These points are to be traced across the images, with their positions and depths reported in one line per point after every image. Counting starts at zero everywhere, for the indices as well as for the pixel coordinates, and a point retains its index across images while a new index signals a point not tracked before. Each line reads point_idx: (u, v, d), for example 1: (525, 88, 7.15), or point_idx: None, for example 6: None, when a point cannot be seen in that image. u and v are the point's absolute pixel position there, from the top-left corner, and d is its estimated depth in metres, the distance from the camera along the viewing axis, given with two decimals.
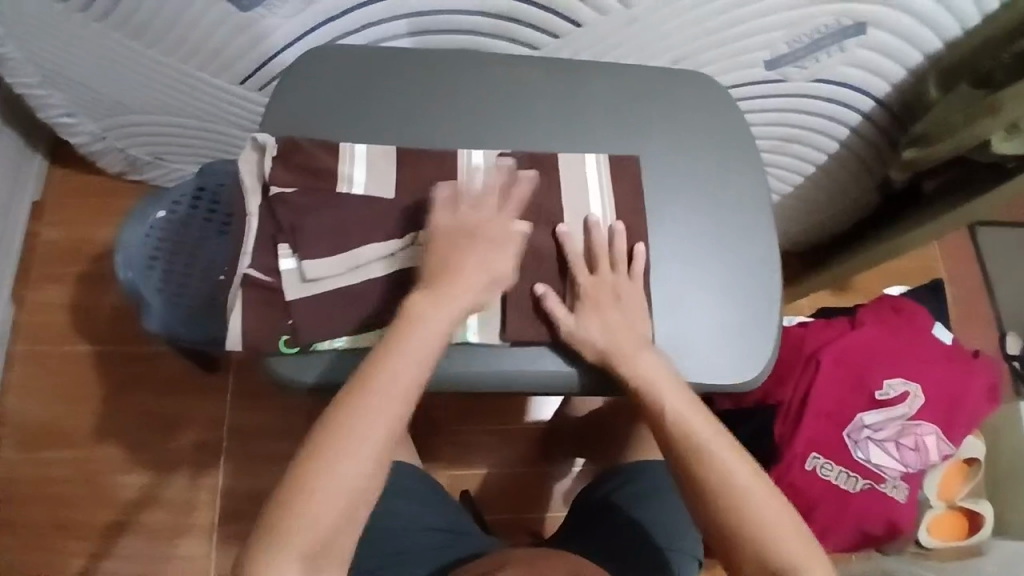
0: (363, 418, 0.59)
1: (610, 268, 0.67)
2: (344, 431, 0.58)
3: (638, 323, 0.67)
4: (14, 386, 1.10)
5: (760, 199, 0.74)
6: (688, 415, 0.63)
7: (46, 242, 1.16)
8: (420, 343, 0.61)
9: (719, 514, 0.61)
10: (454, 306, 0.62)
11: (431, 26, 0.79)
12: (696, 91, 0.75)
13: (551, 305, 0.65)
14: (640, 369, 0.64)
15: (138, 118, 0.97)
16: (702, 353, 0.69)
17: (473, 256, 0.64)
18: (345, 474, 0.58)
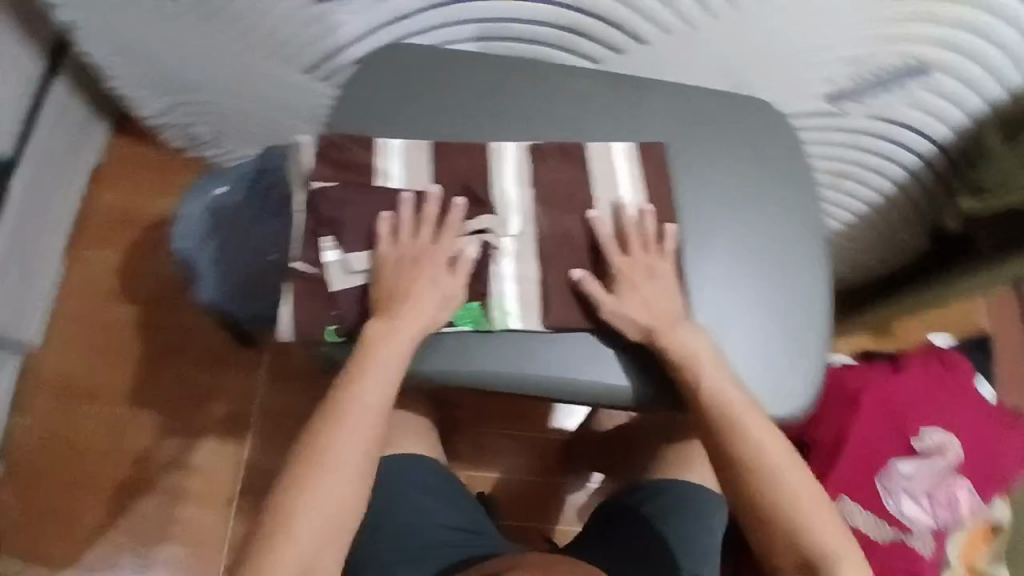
0: (342, 436, 0.59)
1: (641, 249, 0.68)
2: (324, 453, 0.59)
3: (671, 296, 0.67)
4: (58, 341, 1.14)
5: (808, 229, 0.73)
6: (725, 395, 0.63)
7: (102, 206, 1.20)
8: (387, 360, 0.61)
9: (749, 488, 0.61)
10: (413, 326, 0.62)
11: (495, 32, 0.83)
12: (754, 118, 0.75)
13: (589, 288, 0.66)
14: (681, 343, 0.65)
15: (201, 97, 1.00)
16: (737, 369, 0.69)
17: (417, 282, 0.63)
18: (324, 499, 0.58)
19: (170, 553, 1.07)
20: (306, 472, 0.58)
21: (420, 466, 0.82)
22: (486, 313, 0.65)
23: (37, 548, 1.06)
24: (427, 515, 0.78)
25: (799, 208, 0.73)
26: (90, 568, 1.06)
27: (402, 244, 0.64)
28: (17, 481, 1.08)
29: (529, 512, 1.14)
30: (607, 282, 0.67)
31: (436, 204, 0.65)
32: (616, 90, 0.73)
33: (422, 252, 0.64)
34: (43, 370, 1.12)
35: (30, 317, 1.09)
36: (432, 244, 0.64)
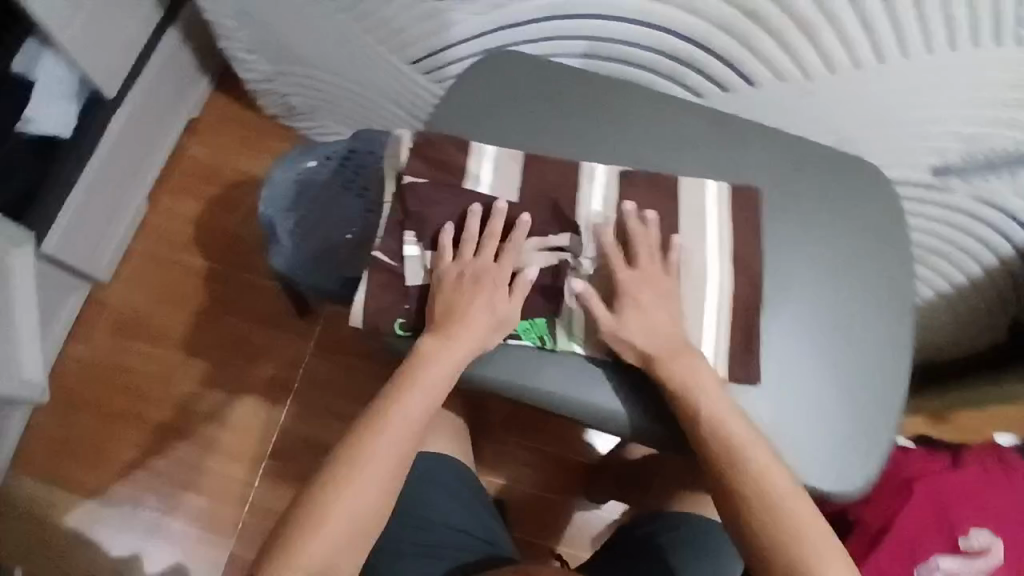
0: (378, 443, 0.58)
1: (647, 259, 0.64)
2: (359, 458, 0.58)
3: (679, 318, 0.64)
4: (127, 276, 1.18)
5: (894, 303, 0.70)
6: (731, 427, 0.59)
7: (191, 157, 1.25)
8: (434, 374, 0.60)
9: (754, 528, 0.56)
10: (466, 346, 0.61)
11: (607, 52, 0.84)
12: (853, 179, 0.73)
13: (591, 304, 0.63)
14: (677, 371, 0.61)
15: (311, 68, 1.05)
16: (798, 435, 0.66)
17: (473, 301, 0.61)
18: (351, 502, 0.56)
19: (194, 500, 1.10)
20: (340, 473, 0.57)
21: (441, 465, 0.81)
22: (552, 330, 0.65)
23: (71, 471, 1.10)
24: (441, 514, 0.78)
25: (887, 280, 0.71)
26: (117, 499, 1.10)
27: (463, 261, 0.63)
28: (66, 402, 1.12)
29: (539, 529, 1.12)
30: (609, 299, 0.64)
31: (501, 223, 0.64)
32: (720, 129, 0.72)
33: (483, 273, 0.62)
34: (109, 302, 1.17)
35: (108, 249, 1.14)
36: (493, 265, 0.63)
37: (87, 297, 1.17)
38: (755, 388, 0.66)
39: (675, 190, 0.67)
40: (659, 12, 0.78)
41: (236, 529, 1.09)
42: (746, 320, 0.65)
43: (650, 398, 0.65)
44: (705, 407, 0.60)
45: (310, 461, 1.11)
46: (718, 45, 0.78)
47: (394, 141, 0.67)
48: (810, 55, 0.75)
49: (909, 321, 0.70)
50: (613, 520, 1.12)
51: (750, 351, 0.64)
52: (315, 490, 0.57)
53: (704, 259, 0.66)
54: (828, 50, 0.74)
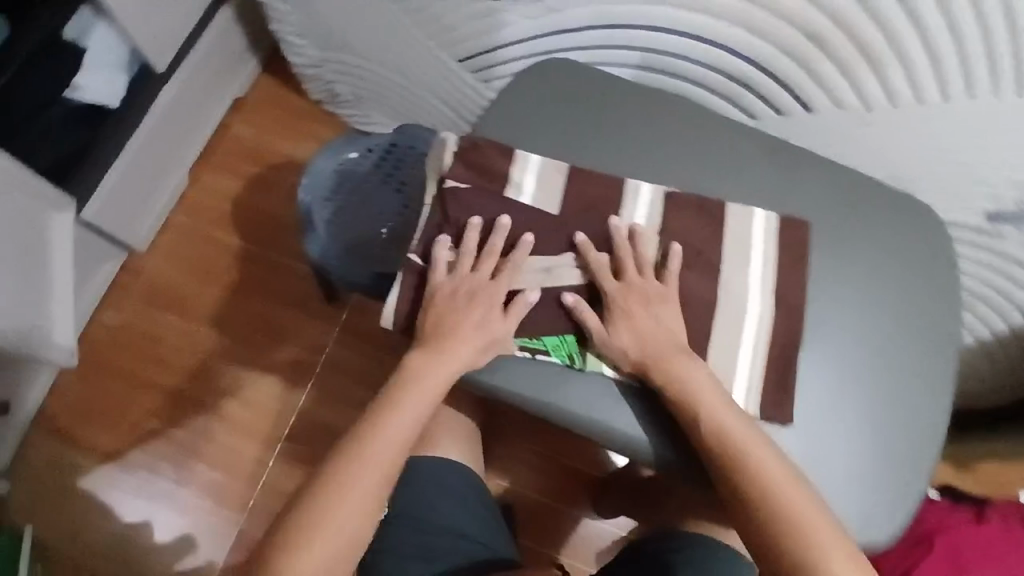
0: (372, 452, 0.58)
1: (639, 273, 0.62)
2: (352, 466, 0.58)
3: (676, 326, 0.61)
4: (163, 248, 1.20)
5: (935, 349, 0.68)
6: (736, 432, 0.58)
7: (235, 135, 1.26)
8: (427, 385, 0.60)
9: (766, 527, 0.55)
10: (458, 359, 0.60)
11: (659, 65, 0.83)
12: (905, 220, 0.70)
13: (581, 313, 0.60)
14: (679, 377, 0.59)
15: (358, 57, 1.05)
16: (827, 480, 0.64)
17: (466, 318, 0.61)
18: (340, 514, 0.56)
19: (208, 474, 1.11)
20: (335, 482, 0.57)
21: (445, 469, 0.79)
22: (583, 348, 0.62)
23: (91, 434, 1.11)
24: (443, 518, 0.76)
25: (930, 324, 0.68)
26: (134, 466, 1.11)
27: (460, 276, 0.62)
28: (92, 367, 1.14)
29: (543, 535, 1.11)
30: (602, 312, 0.62)
31: (511, 240, 0.62)
32: (771, 156, 0.70)
33: (479, 289, 0.61)
34: (142, 272, 1.18)
35: (146, 220, 1.15)
36: (491, 281, 0.61)
37: (121, 265, 1.18)
38: (786, 429, 0.64)
39: (721, 217, 0.65)
40: (718, 29, 0.76)
41: (247, 507, 1.09)
42: (781, 356, 0.63)
43: (650, 404, 0.62)
44: (710, 415, 0.58)
45: (325, 447, 1.12)
46: (777, 68, 0.76)
47: (435, 142, 0.65)
48: (872, 87, 0.73)
49: (948, 369, 0.68)
50: (621, 535, 1.11)
51: (783, 388, 0.63)
52: (309, 500, 0.57)
53: (745, 288, 0.64)
54: (891, 83, 0.71)
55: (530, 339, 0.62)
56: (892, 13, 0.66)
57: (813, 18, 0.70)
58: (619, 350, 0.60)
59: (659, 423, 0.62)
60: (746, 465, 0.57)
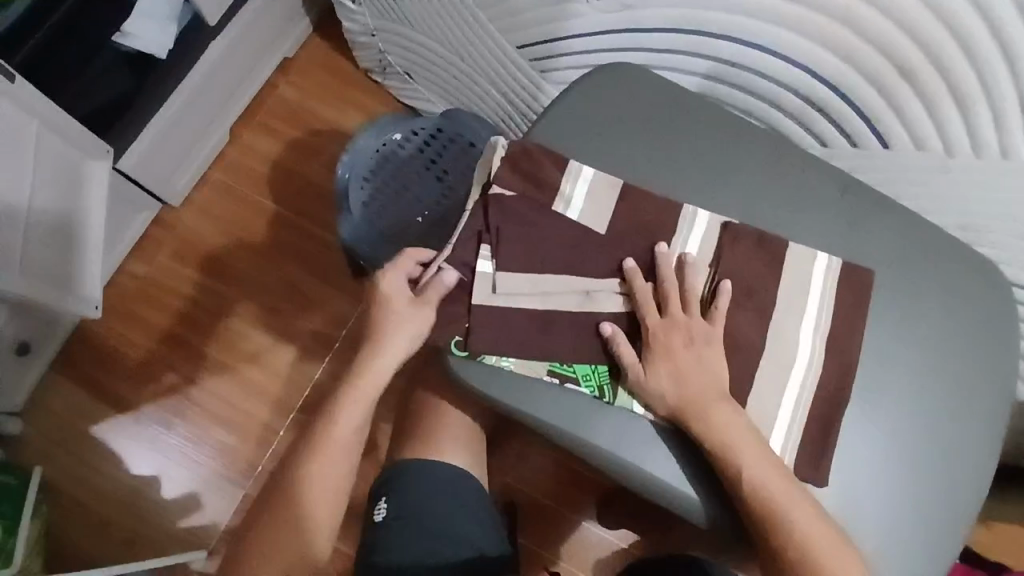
0: (330, 443, 0.64)
1: (684, 309, 0.58)
2: (314, 456, 0.64)
3: (721, 375, 0.57)
4: (197, 204, 1.18)
5: (990, 422, 0.63)
6: (773, 488, 0.54)
7: (279, 95, 1.23)
8: (375, 376, 0.63)
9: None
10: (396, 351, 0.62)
11: (729, 77, 0.78)
12: (976, 278, 0.65)
13: (619, 346, 0.57)
14: (717, 430, 0.55)
15: (413, 30, 1.01)
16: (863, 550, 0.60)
17: (399, 311, 0.61)
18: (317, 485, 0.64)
19: (219, 436, 1.11)
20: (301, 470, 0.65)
21: (451, 476, 0.77)
22: (616, 382, 0.58)
23: (110, 382, 1.12)
24: (447, 523, 0.74)
25: (988, 394, 0.64)
26: (148, 419, 1.11)
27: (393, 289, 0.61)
28: (116, 315, 1.14)
29: (544, 538, 1.07)
30: (641, 348, 0.58)
31: (551, 260, 0.60)
32: (841, 196, 0.65)
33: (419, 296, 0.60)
34: (174, 225, 1.17)
35: (183, 174, 1.14)
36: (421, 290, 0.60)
37: (155, 216, 1.17)
38: (825, 489, 0.59)
39: (782, 258, 0.61)
40: (800, 48, 0.71)
41: (254, 472, 1.09)
42: (825, 412, 0.59)
43: (688, 447, 0.57)
44: (748, 467, 0.54)
45: None
46: (858, 100, 0.71)
47: (489, 147, 0.63)
48: (957, 131, 0.67)
49: (998, 443, 0.64)
50: (620, 547, 1.06)
51: (825, 448, 0.59)
52: (286, 488, 0.66)
53: (797, 337, 0.60)
54: (979, 131, 0.66)
55: (561, 364, 0.58)
56: (986, 53, 0.62)
57: (904, 51, 0.65)
58: (656, 393, 0.56)
59: (699, 470, 0.57)
60: (786, 525, 0.53)
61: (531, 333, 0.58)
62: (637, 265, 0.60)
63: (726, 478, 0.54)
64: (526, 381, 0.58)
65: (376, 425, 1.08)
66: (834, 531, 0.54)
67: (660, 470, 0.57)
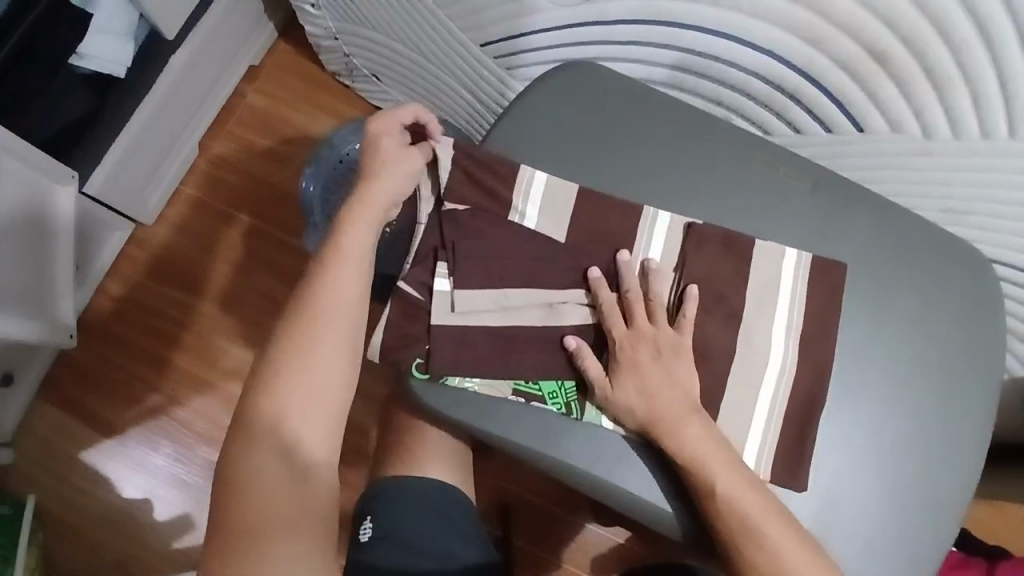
0: (318, 329, 0.55)
1: (651, 318, 0.57)
2: (300, 345, 0.55)
3: (690, 385, 0.56)
4: (170, 220, 1.17)
5: (976, 415, 0.61)
6: (744, 500, 0.53)
7: (248, 103, 1.21)
8: (334, 319, 0.56)
9: None
10: (358, 246, 0.57)
11: (697, 67, 0.75)
12: (956, 264, 0.63)
13: (584, 359, 0.56)
14: (688, 444, 0.53)
15: (375, 32, 0.99)
16: (845, 555, 0.58)
17: (388, 156, 0.59)
18: (312, 381, 0.55)
19: (210, 454, 1.10)
20: (257, 447, 0.54)
21: (438, 492, 0.76)
22: (583, 397, 0.57)
23: (94, 406, 1.11)
24: (420, 540, 0.73)
25: (972, 387, 0.62)
26: (135, 439, 1.11)
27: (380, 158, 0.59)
28: (98, 338, 1.13)
29: (539, 540, 1.07)
30: (606, 361, 0.57)
31: (511, 274, 0.58)
32: (813, 192, 0.63)
33: (404, 156, 0.59)
34: (149, 244, 1.16)
35: (154, 190, 1.12)
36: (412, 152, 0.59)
37: (130, 235, 1.16)
38: (800, 496, 0.58)
39: (749, 256, 0.59)
40: (770, 35, 0.68)
41: None
42: (801, 415, 0.58)
43: (665, 462, 0.56)
44: (723, 484, 0.53)
45: None
46: (831, 85, 0.69)
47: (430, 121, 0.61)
48: (935, 114, 0.65)
49: (988, 437, 0.62)
50: (619, 543, 1.06)
51: (802, 453, 0.57)
52: (263, 387, 0.55)
53: (769, 339, 0.59)
54: (956, 113, 0.64)
55: (526, 382, 0.57)
56: (965, 34, 0.59)
57: (874, 33, 0.63)
58: (625, 407, 0.55)
59: (674, 486, 0.56)
60: (757, 535, 0.52)
61: (494, 352, 0.57)
62: (602, 275, 0.58)
63: (698, 493, 0.53)
64: (491, 401, 0.57)
65: (364, 435, 1.08)
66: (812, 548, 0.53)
67: (629, 485, 0.56)
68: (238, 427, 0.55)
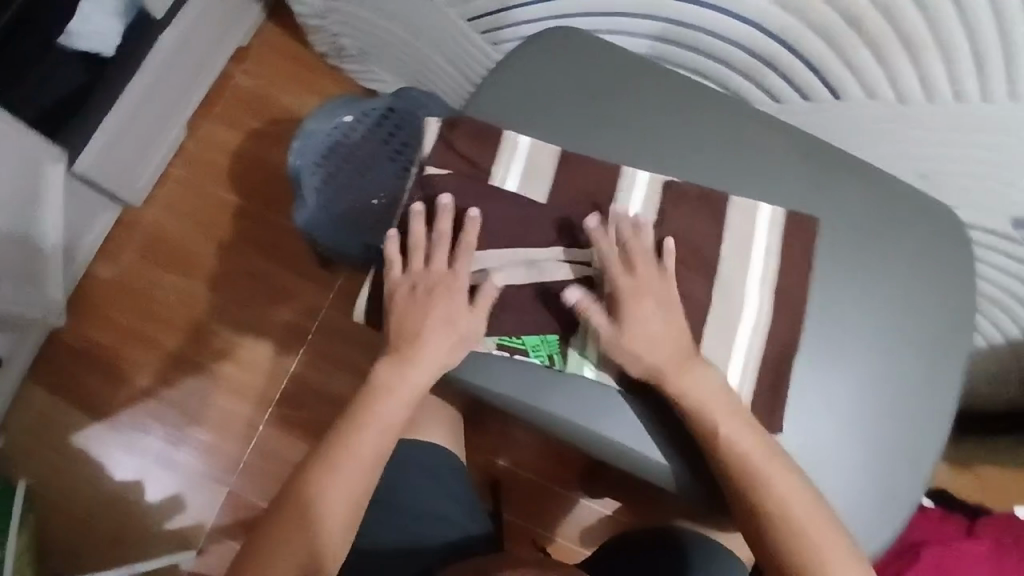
0: (363, 425, 0.59)
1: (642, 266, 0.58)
2: (345, 441, 0.59)
3: (677, 339, 0.58)
4: (159, 202, 1.17)
5: (946, 368, 0.63)
6: (747, 444, 0.56)
7: (236, 85, 1.21)
8: (383, 422, 0.59)
9: (774, 528, 0.56)
10: (418, 377, 0.59)
11: (679, 38, 0.77)
12: (929, 227, 0.64)
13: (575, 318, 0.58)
14: (689, 390, 0.57)
15: (362, 11, 1.00)
16: (829, 487, 0.61)
17: (437, 283, 0.59)
18: (347, 473, 0.58)
19: (200, 433, 1.11)
20: (284, 532, 0.56)
21: (429, 456, 0.77)
22: (564, 348, 0.60)
23: (85, 389, 1.12)
24: (412, 502, 0.75)
25: (942, 343, 0.63)
26: (126, 425, 1.12)
27: (414, 273, 0.60)
28: (89, 322, 1.14)
29: (530, 514, 1.08)
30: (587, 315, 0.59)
31: (475, 234, 0.59)
32: (789, 154, 0.64)
33: (437, 282, 0.59)
34: (138, 226, 1.17)
35: (142, 173, 1.13)
36: (448, 272, 0.59)
37: (119, 218, 1.16)
38: (789, 437, 0.61)
39: (724, 212, 0.61)
40: (747, 3, 0.70)
41: (237, 467, 1.10)
42: (776, 365, 0.60)
43: (688, 450, 0.60)
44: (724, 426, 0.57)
45: (318, 412, 1.11)
46: (809, 53, 0.70)
47: (466, 221, 0.59)
48: (908, 80, 0.67)
49: (959, 388, 0.63)
50: (607, 515, 1.07)
51: (776, 399, 0.59)
52: (304, 475, 0.58)
53: (745, 291, 0.60)
54: (930, 74, 0.65)
55: (510, 337, 0.60)
56: None
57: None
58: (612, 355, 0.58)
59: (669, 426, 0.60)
60: (758, 476, 0.56)
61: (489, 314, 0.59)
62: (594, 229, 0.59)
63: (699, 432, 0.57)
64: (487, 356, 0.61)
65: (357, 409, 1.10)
66: (822, 521, 0.55)
67: None
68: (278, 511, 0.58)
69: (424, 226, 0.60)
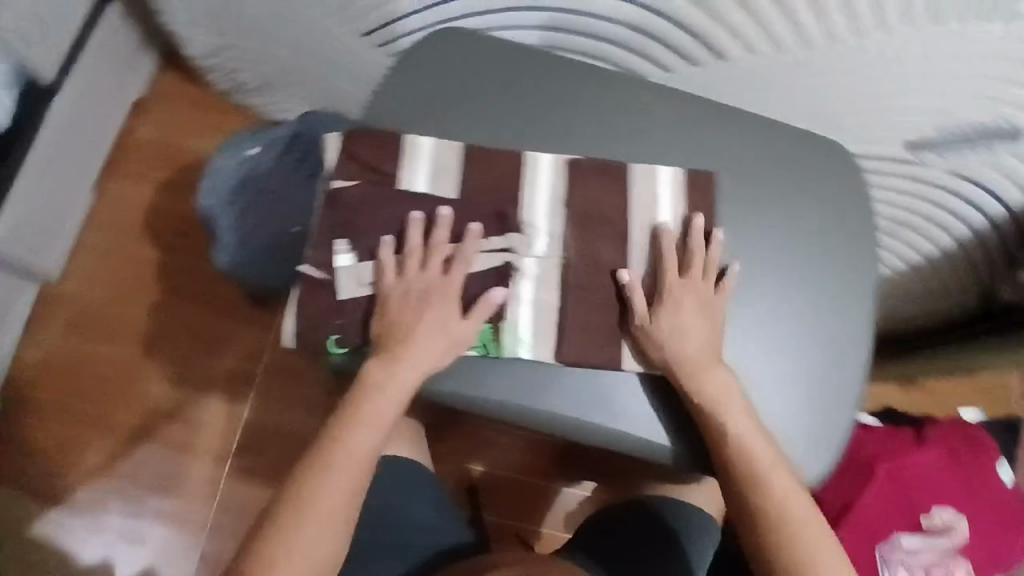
0: (356, 425, 0.60)
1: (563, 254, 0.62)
2: (339, 440, 0.60)
3: (664, 312, 0.62)
4: (79, 272, 1.14)
5: (859, 290, 0.67)
6: (726, 404, 0.60)
7: (139, 139, 1.19)
8: (376, 420, 0.60)
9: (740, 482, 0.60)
10: (406, 379, 0.60)
11: (564, 24, 0.79)
12: (822, 163, 0.68)
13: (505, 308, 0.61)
14: (682, 353, 0.61)
15: (254, 45, 0.99)
16: (771, 417, 0.64)
17: (431, 289, 0.61)
18: (341, 472, 0.59)
19: (162, 497, 1.09)
20: (281, 530, 0.57)
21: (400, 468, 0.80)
22: (497, 335, 0.61)
23: (33, 477, 1.08)
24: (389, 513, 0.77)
25: (852, 267, 0.67)
26: (82, 507, 1.08)
27: (409, 278, 0.61)
28: (25, 407, 1.10)
29: (511, 511, 1.09)
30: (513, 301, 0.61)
31: (472, 248, 0.61)
32: (680, 115, 0.67)
33: (432, 288, 0.61)
34: (62, 300, 1.13)
35: (55, 244, 1.09)
36: (442, 280, 0.61)
37: (40, 295, 1.13)
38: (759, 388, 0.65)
39: (624, 177, 0.63)
40: None
41: (207, 525, 1.08)
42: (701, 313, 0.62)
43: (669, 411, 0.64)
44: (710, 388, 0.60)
45: (279, 453, 1.10)
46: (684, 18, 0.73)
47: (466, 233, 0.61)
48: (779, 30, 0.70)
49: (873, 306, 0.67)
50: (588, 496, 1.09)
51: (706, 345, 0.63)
52: (298, 475, 0.59)
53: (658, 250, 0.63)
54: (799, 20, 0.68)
55: None
56: None
57: None
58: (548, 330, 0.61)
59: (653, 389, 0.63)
60: (729, 431, 0.60)
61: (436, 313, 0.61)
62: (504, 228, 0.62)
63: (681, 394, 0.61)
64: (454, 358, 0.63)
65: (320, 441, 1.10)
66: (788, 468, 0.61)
67: None
68: (274, 513, 0.58)
69: (421, 238, 0.61)
